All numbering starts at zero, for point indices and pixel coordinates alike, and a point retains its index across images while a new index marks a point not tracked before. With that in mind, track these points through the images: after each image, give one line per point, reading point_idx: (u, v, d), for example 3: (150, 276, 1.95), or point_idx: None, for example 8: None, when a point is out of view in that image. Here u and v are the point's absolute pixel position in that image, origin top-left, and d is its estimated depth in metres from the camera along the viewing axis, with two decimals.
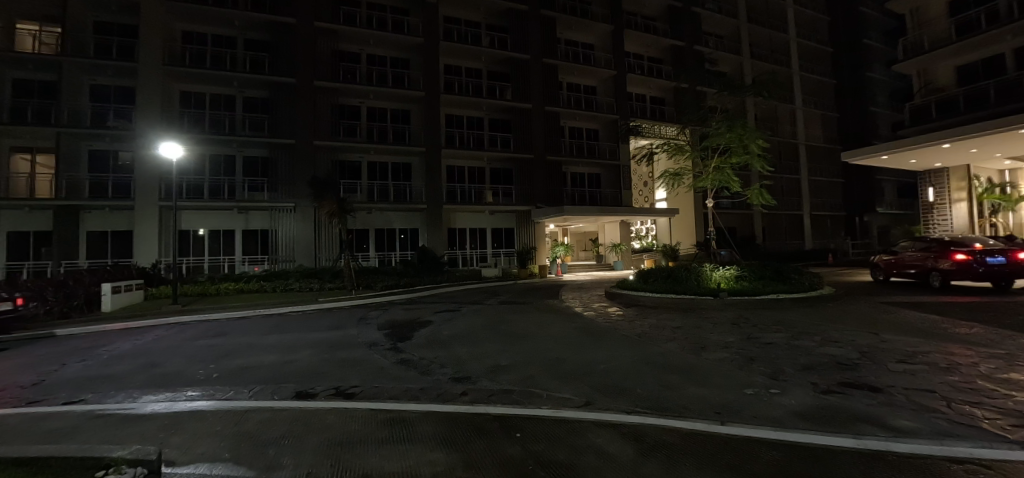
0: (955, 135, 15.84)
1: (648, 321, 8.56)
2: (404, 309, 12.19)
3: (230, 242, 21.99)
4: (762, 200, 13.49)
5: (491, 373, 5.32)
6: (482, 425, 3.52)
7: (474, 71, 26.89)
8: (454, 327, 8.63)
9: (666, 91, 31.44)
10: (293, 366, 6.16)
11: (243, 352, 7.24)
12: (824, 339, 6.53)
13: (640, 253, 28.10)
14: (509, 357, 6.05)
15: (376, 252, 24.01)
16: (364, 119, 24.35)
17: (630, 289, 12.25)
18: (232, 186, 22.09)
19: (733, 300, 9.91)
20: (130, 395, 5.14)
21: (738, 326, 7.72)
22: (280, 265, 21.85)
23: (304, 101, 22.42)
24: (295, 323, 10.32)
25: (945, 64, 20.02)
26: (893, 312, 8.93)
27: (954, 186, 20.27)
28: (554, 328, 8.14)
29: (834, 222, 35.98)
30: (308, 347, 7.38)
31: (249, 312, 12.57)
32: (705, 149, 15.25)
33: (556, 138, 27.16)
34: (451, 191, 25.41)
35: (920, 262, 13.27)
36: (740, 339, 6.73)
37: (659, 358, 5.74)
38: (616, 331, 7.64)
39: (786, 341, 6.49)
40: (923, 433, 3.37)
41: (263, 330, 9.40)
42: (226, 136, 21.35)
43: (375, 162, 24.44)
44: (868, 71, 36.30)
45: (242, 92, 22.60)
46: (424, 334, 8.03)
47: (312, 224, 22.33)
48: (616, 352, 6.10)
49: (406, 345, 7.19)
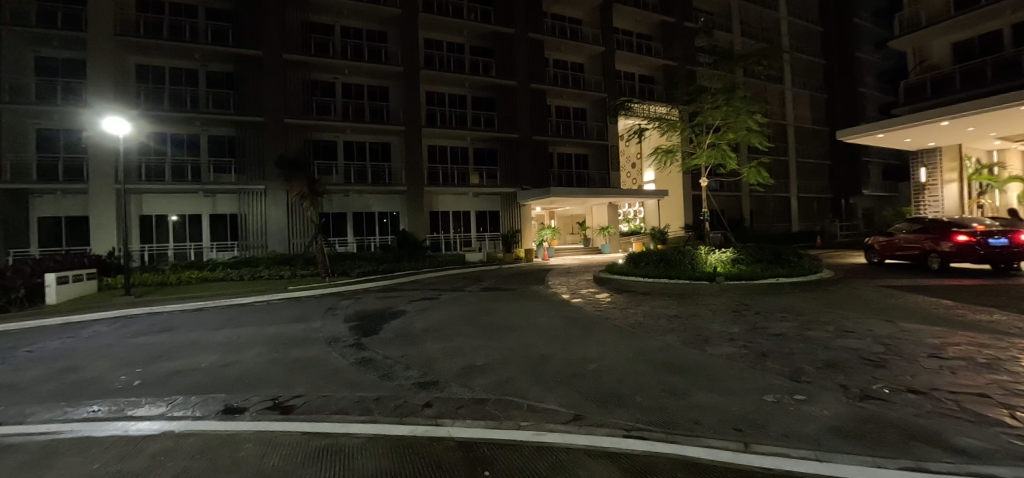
0: (955, 112, 15.21)
1: (642, 309, 7.85)
2: (378, 298, 11.31)
3: (196, 228, 20.65)
4: (759, 179, 12.53)
5: (461, 376, 4.52)
6: (440, 457, 2.69)
7: (456, 46, 25.50)
8: (429, 319, 7.78)
9: (656, 70, 30.45)
10: (233, 369, 5.26)
11: (182, 352, 6.29)
12: (839, 330, 5.88)
13: (628, 236, 27.77)
14: (486, 356, 5.22)
15: (355, 237, 22.94)
16: (339, 96, 22.92)
17: (620, 273, 11.51)
18: (196, 168, 20.58)
19: (732, 285, 9.22)
20: (20, 411, 4.21)
21: (739, 314, 7.06)
22: (251, 252, 20.69)
23: (273, 75, 20.90)
24: (255, 315, 9.34)
25: (940, 41, 19.48)
26: (898, 296, 8.42)
27: (946, 168, 20.02)
28: (539, 318, 7.39)
29: (820, 204, 35.88)
30: (257, 345, 6.44)
31: (209, 303, 11.51)
32: (699, 126, 14.20)
33: (542, 117, 26.02)
34: (433, 172, 24.40)
35: (918, 244, 12.86)
36: (746, 330, 6.03)
37: (656, 355, 5.01)
38: (607, 322, 6.89)
39: (797, 332, 5.82)
40: (999, 456, 2.67)
41: (215, 325, 8.39)
42: (188, 114, 19.79)
43: (351, 141, 23.13)
44: (858, 51, 35.85)
45: (204, 65, 20.95)
46: (394, 328, 7.15)
47: (285, 207, 21.06)
48: (607, 348, 5.33)
49: (371, 340, 6.32)
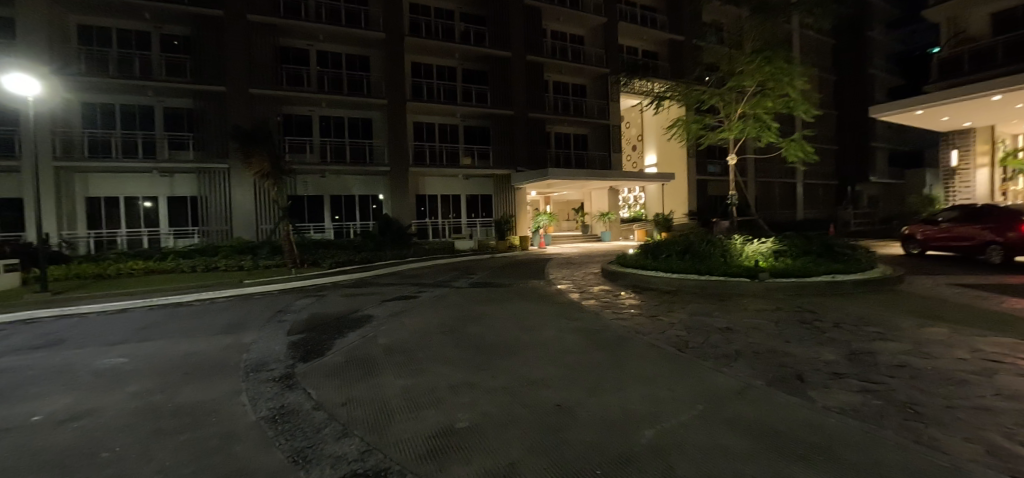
0: (1009, 85, 13.24)
1: (679, 318, 6.04)
2: (345, 296, 9.34)
3: (153, 211, 18.40)
4: (801, 155, 10.72)
5: (427, 461, 2.63)
6: None
7: (445, 12, 23.06)
8: (397, 331, 5.88)
9: (661, 45, 28.19)
10: (76, 428, 3.36)
11: (33, 388, 4.32)
12: (979, 359, 4.11)
13: (630, 223, 26.11)
14: (472, 409, 3.33)
15: (334, 222, 20.89)
16: (313, 65, 20.50)
17: (634, 267, 9.71)
18: (150, 144, 18.19)
19: (780, 284, 7.45)
20: None
21: (816, 330, 5.25)
22: (212, 239, 18.51)
23: (236, 39, 18.45)
24: (182, 322, 7.33)
25: (979, 10, 17.47)
26: (994, 301, 6.67)
27: (979, 150, 18.38)
28: (545, 333, 5.52)
29: (826, 191, 34.44)
30: (144, 378, 4.47)
31: (139, 302, 9.44)
32: (732, 91, 12.07)
33: (539, 92, 23.89)
34: (419, 151, 22.33)
35: (974, 234, 11.24)
36: (846, 358, 4.22)
37: (739, 410, 3.18)
38: (637, 339, 5.04)
39: (926, 364, 4.02)
40: None
41: (117, 338, 6.37)
42: (139, 82, 17.34)
43: (328, 116, 20.88)
44: (870, 30, 33.89)
45: (157, 27, 18.38)
46: (349, 346, 5.22)
47: (251, 189, 18.79)
48: (657, 392, 3.48)
49: (308, 371, 4.41)
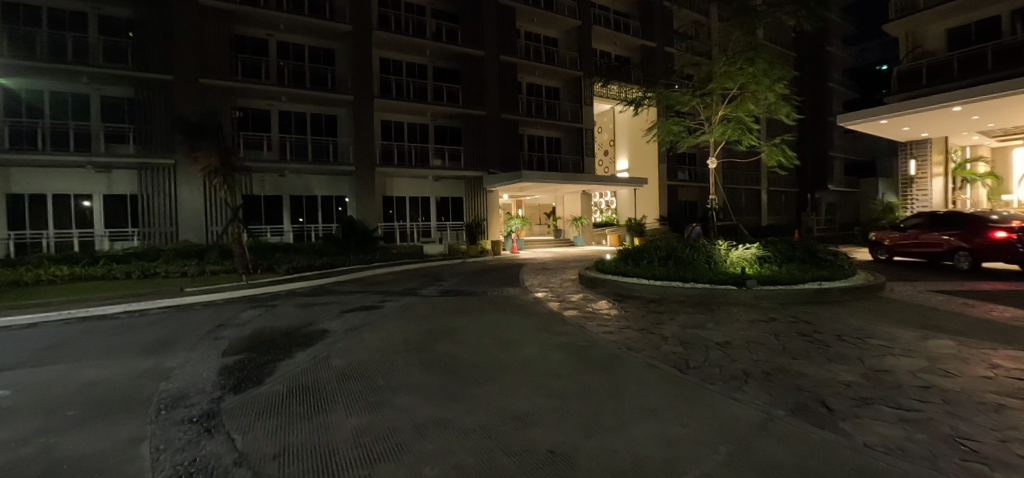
0: (968, 96, 13.65)
1: (673, 332, 5.51)
2: (299, 306, 8.36)
3: (85, 211, 16.53)
4: (781, 159, 10.61)
5: None
6: None
7: (416, 7, 22.19)
8: (355, 350, 5.07)
9: (634, 51, 28.27)
10: None
11: None
12: (1003, 376, 3.75)
13: (602, 228, 25.95)
14: (443, 460, 2.60)
15: (293, 225, 19.52)
16: (273, 56, 19.18)
17: (615, 273, 9.22)
18: (84, 135, 16.37)
19: (770, 292, 7.09)
20: None
21: (820, 343, 4.83)
22: (154, 241, 16.84)
23: (185, 24, 16.91)
24: (98, 340, 6.19)
25: (935, 26, 18.22)
26: (980, 309, 6.54)
27: (935, 160, 19.12)
28: (525, 350, 4.87)
29: (788, 198, 35.61)
30: (21, 420, 3.49)
31: (54, 315, 8.13)
32: (712, 94, 11.87)
33: (513, 93, 23.36)
34: (387, 150, 21.25)
35: (940, 241, 11.43)
36: (865, 379, 3.77)
37: (770, 453, 2.60)
38: (631, 358, 4.47)
39: (953, 385, 3.61)
40: None
41: (9, 361, 5.24)
42: (72, 66, 15.57)
43: (289, 112, 19.62)
44: (829, 45, 35.37)
45: (96, 7, 16.65)
46: (294, 370, 4.37)
47: (200, 188, 17.27)
48: (667, 429, 2.90)
49: (239, 405, 3.57)
